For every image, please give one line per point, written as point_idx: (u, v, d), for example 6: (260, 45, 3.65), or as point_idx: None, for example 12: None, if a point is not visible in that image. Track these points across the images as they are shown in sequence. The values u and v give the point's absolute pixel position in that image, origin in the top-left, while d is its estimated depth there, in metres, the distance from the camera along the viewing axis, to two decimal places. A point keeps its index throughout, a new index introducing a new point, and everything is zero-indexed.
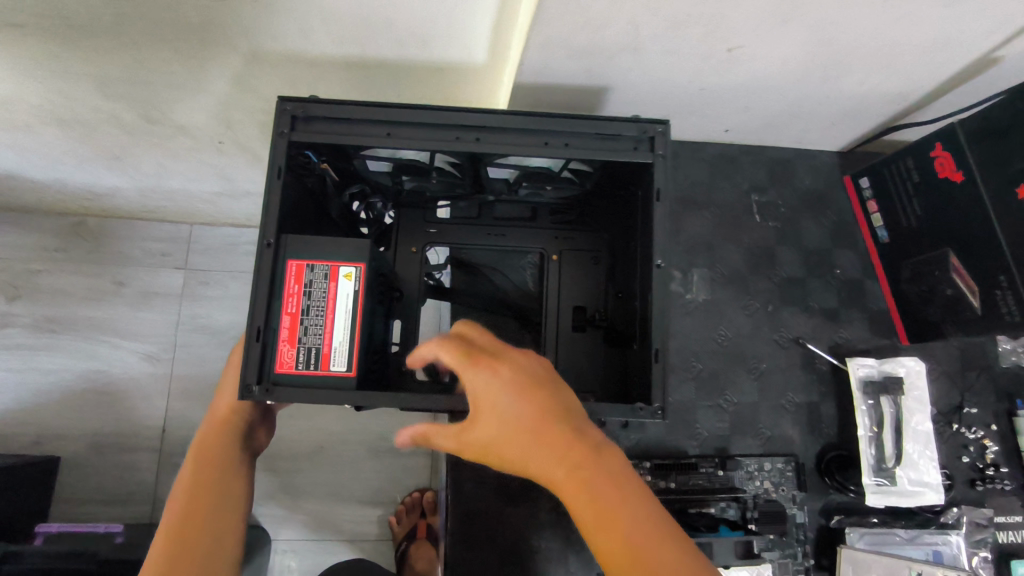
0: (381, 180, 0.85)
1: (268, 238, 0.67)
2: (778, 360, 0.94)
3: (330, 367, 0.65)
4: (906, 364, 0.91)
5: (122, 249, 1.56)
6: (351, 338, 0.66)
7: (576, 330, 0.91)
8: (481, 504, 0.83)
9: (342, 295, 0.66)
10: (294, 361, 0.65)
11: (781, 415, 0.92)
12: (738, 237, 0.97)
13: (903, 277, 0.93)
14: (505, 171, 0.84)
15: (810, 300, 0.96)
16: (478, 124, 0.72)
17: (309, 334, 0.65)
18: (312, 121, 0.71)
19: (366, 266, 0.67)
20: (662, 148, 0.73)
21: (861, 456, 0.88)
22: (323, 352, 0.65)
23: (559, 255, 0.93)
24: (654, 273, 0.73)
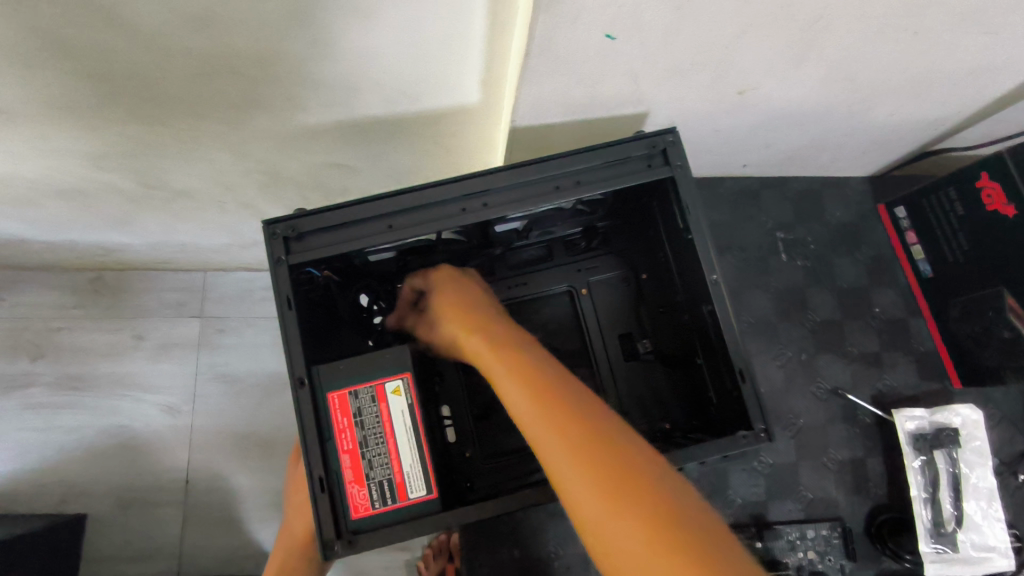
0: (385, 266, 0.78)
1: (300, 375, 0.61)
2: (817, 415, 0.85)
3: (409, 496, 0.60)
4: (962, 412, 0.82)
5: (138, 299, 1.49)
6: (420, 455, 0.61)
7: (630, 361, 0.83)
8: None
9: (396, 413, 0.62)
10: (369, 502, 0.60)
11: (825, 475, 0.84)
12: (765, 280, 0.90)
13: (952, 316, 0.84)
14: (514, 224, 0.77)
15: (849, 344, 0.88)
16: (483, 189, 0.66)
17: (375, 468, 0.61)
18: (307, 236, 0.66)
19: (412, 374, 0.63)
20: (678, 158, 0.67)
21: (916, 519, 0.80)
22: (396, 481, 0.60)
23: (589, 286, 0.86)
24: (711, 290, 0.66)
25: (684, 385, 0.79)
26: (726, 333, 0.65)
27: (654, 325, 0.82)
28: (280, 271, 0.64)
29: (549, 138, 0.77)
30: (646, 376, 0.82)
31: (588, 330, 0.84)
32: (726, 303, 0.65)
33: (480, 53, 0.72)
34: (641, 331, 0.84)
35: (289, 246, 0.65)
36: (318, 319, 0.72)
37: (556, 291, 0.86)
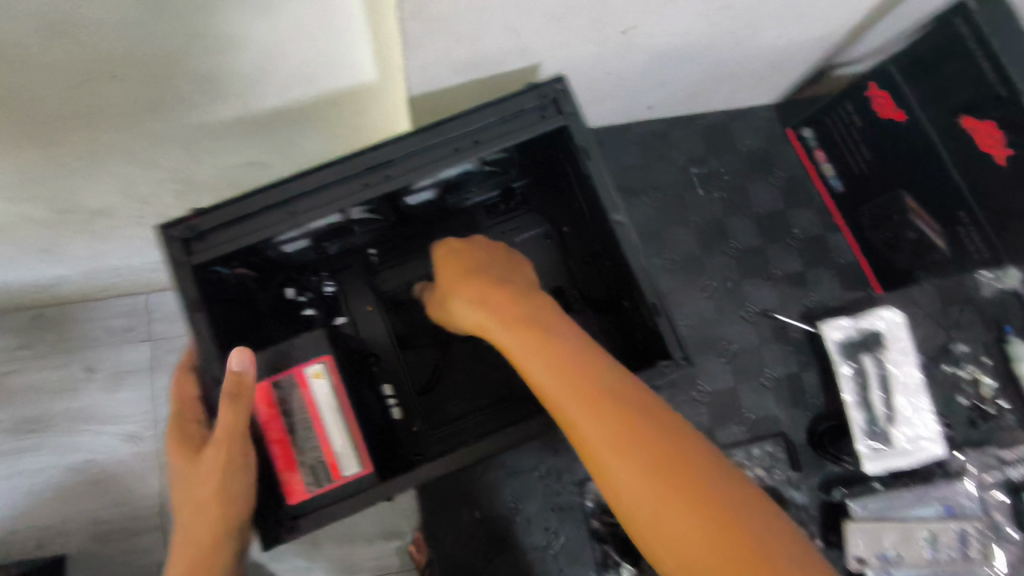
0: (303, 256, 0.77)
1: (217, 373, 0.60)
2: (749, 338, 0.88)
3: (343, 474, 0.61)
4: (884, 317, 0.86)
5: (82, 330, 1.41)
6: (350, 434, 0.62)
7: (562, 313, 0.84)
8: (466, 556, 0.78)
9: (321, 395, 0.62)
10: (304, 486, 0.60)
11: (765, 395, 0.87)
12: (687, 216, 0.92)
13: (865, 225, 0.87)
14: (427, 193, 0.75)
15: (773, 267, 0.91)
16: (381, 162, 0.65)
17: (306, 451, 0.60)
18: (207, 235, 0.64)
19: (332, 357, 0.62)
20: (570, 106, 0.67)
21: (851, 423, 0.83)
22: (329, 462, 0.61)
23: (513, 247, 0.87)
24: (618, 231, 0.67)
25: (616, 328, 0.81)
26: (637, 270, 0.66)
27: (582, 274, 0.84)
28: (182, 274, 0.62)
29: (448, 102, 0.76)
30: (580, 324, 0.83)
31: None
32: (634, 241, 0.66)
33: (362, 20, 0.70)
34: (570, 282, 0.85)
35: (190, 247, 0.63)
36: (237, 319, 0.71)
37: None
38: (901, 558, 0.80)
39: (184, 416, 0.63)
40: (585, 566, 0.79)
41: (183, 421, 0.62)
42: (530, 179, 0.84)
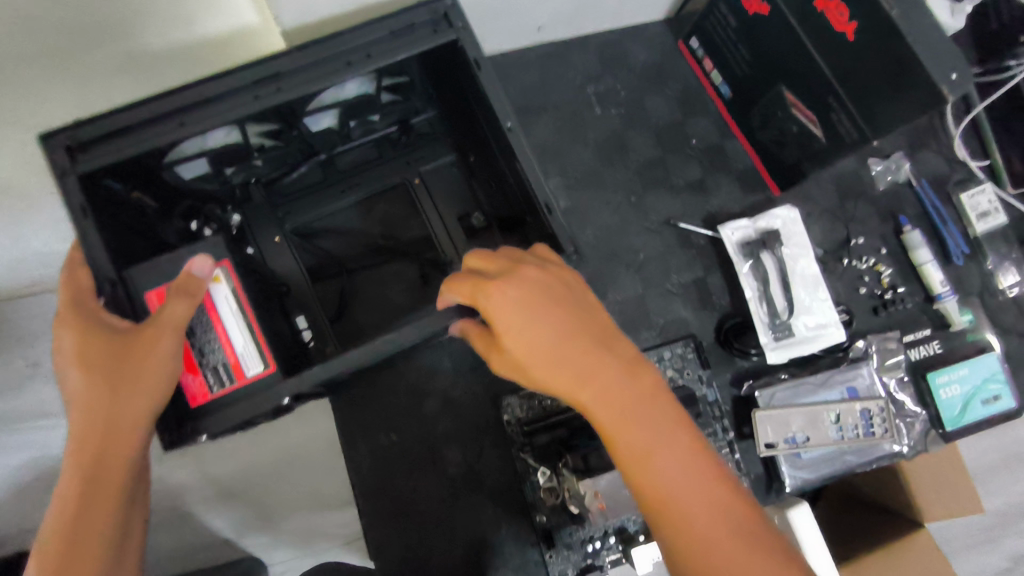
0: (205, 183, 0.75)
1: (108, 277, 0.59)
2: (655, 247, 0.91)
3: (246, 374, 0.60)
4: (779, 215, 0.89)
5: (16, 329, 1.09)
6: (251, 334, 0.60)
7: (470, 236, 0.86)
8: (385, 474, 0.82)
9: (220, 298, 0.61)
10: (207, 387, 0.60)
11: (673, 300, 0.90)
12: (585, 133, 0.93)
13: (755, 126, 0.89)
14: (325, 116, 0.74)
15: (673, 177, 0.93)
16: (272, 74, 0.62)
17: (207, 353, 0.60)
18: (91, 145, 0.61)
19: (231, 262, 0.62)
20: (459, 19, 0.64)
21: (754, 317, 0.87)
22: (231, 363, 0.60)
23: (421, 176, 0.87)
24: (509, 138, 0.65)
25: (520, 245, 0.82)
26: (529, 176, 0.65)
27: (484, 196, 0.85)
28: (68, 183, 0.59)
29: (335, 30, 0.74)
30: (489, 243, 0.85)
31: (425, 217, 0.86)
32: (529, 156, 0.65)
33: None
34: (472, 206, 0.87)
35: (75, 155, 0.60)
36: (139, 244, 0.69)
37: (390, 185, 0.87)
38: (808, 441, 0.83)
39: (79, 299, 0.58)
40: (506, 473, 0.83)
41: (79, 305, 0.58)
42: (437, 110, 0.83)
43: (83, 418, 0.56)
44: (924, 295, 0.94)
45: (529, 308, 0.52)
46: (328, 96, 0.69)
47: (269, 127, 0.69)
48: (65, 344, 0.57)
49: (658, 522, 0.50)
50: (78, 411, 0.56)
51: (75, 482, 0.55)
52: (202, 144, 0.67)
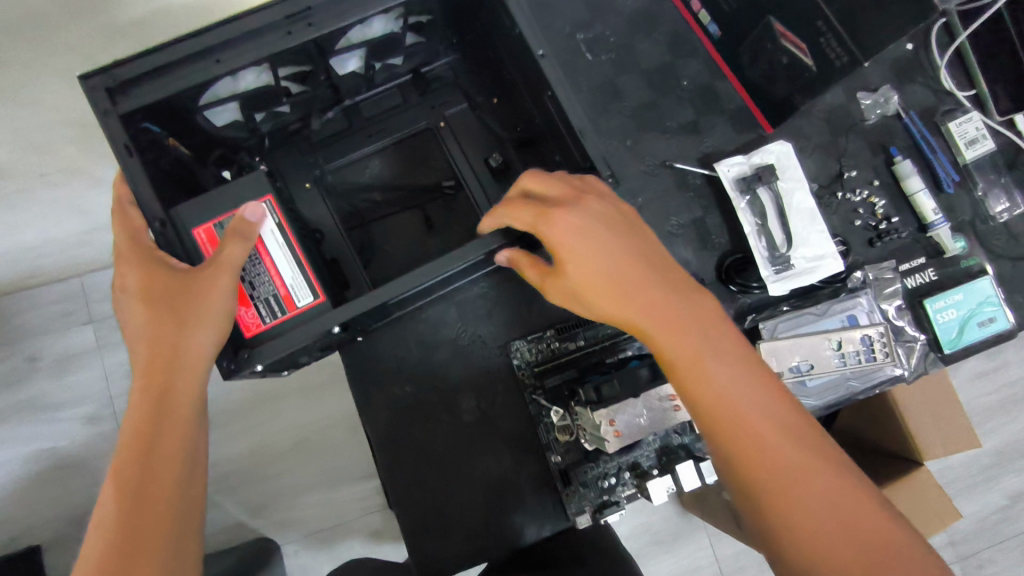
0: (234, 131, 0.78)
1: (157, 217, 0.61)
2: (652, 189, 0.91)
3: (297, 304, 0.61)
4: (773, 150, 0.90)
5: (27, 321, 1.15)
6: (299, 265, 0.62)
7: (496, 176, 0.86)
8: (400, 426, 0.81)
9: (266, 233, 0.62)
10: (259, 319, 0.61)
11: (674, 242, 0.90)
12: (577, 81, 0.93)
13: (745, 63, 0.90)
14: (353, 60, 0.77)
15: (667, 119, 0.93)
16: (304, 9, 0.66)
17: (257, 286, 0.61)
18: (131, 87, 0.64)
19: (275, 197, 0.63)
20: None
21: (754, 252, 0.88)
22: (281, 294, 0.61)
23: (446, 121, 0.87)
24: (541, 66, 0.68)
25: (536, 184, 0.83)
26: (558, 98, 0.68)
27: (502, 137, 0.86)
28: (111, 122, 0.62)
29: None
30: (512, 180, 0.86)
31: (451, 159, 0.87)
32: (559, 75, 0.68)
33: None
34: (493, 147, 0.87)
35: (115, 98, 0.63)
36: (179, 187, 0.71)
37: (416, 130, 0.87)
38: (809, 369, 0.85)
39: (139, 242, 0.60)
40: (519, 419, 0.83)
41: (140, 248, 0.60)
42: (459, 55, 0.86)
43: (149, 353, 0.58)
44: (918, 225, 0.95)
45: (585, 234, 0.60)
46: (355, 34, 0.72)
47: (298, 68, 0.73)
48: (130, 283, 0.59)
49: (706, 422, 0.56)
50: (143, 346, 0.58)
51: (146, 413, 0.57)
52: (232, 86, 0.70)
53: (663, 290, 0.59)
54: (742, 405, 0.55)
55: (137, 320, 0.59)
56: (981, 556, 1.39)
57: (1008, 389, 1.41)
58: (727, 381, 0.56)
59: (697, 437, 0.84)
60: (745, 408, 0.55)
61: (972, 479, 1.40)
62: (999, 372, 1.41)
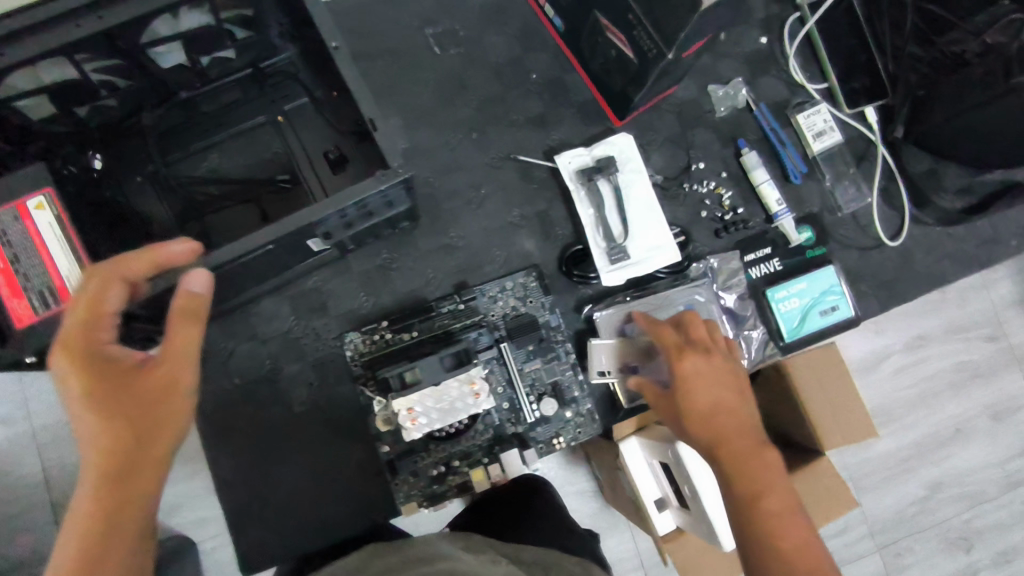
0: (52, 124, 0.77)
1: None
2: (496, 181, 0.93)
3: (72, 297, 0.62)
4: (614, 143, 0.91)
5: None
6: (75, 258, 0.63)
7: (335, 171, 0.86)
8: (230, 414, 0.84)
9: (43, 226, 0.63)
10: (32, 310, 0.62)
11: (516, 233, 0.92)
12: (423, 74, 0.93)
13: (587, 57, 0.91)
14: (173, 55, 0.78)
15: (513, 113, 0.94)
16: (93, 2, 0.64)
17: (31, 278, 0.62)
18: None
19: (54, 190, 0.63)
20: None
21: (591, 244, 0.89)
22: (56, 286, 0.62)
23: (285, 115, 0.87)
24: (335, 58, 0.68)
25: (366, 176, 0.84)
26: (354, 91, 0.68)
27: (337, 132, 0.86)
28: None
29: None
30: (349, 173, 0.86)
31: (289, 152, 0.87)
32: (351, 69, 0.68)
33: None
34: (333, 141, 0.86)
35: None
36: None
37: (255, 124, 0.88)
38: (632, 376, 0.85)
39: (90, 300, 0.53)
40: (353, 409, 0.85)
41: (92, 307, 0.53)
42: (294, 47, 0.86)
43: (97, 457, 0.51)
44: (765, 215, 0.97)
45: (711, 377, 0.69)
46: (161, 27, 0.71)
47: (107, 61, 0.72)
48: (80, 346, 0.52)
49: (782, 554, 0.58)
50: (92, 449, 0.51)
51: (91, 523, 0.49)
52: (33, 79, 0.69)
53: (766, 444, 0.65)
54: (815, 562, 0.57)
55: (84, 420, 0.52)
56: (899, 545, 1.18)
57: (928, 382, 1.21)
58: (791, 537, 0.59)
59: (530, 425, 0.86)
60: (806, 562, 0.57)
61: (886, 470, 1.20)
62: (918, 367, 1.20)
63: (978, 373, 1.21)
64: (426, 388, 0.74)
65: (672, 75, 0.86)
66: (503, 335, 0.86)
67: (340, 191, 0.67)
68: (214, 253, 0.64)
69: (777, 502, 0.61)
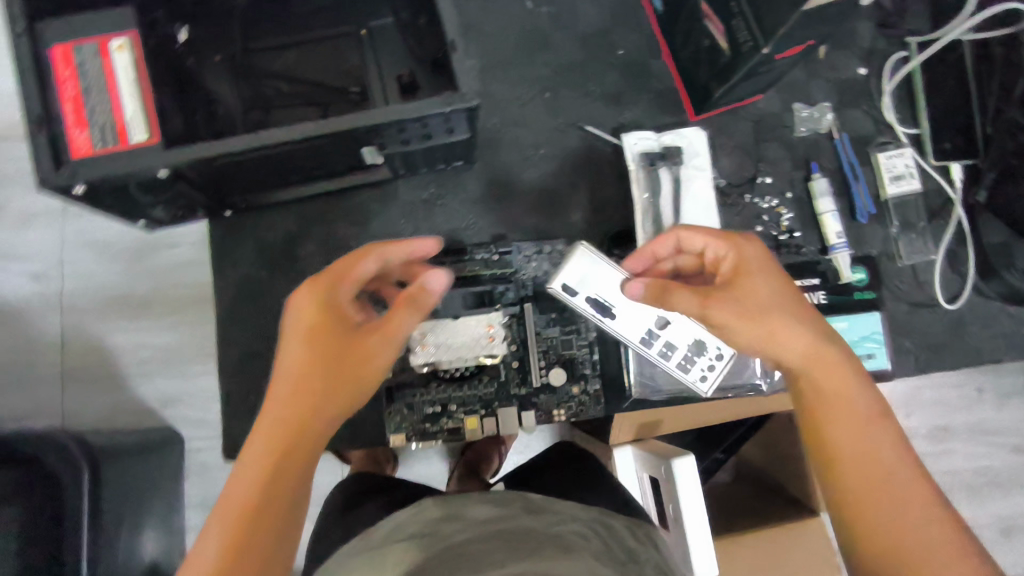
0: None
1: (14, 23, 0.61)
2: (558, 145, 0.92)
3: (130, 140, 0.63)
4: (684, 134, 0.89)
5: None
6: (142, 103, 0.64)
7: (405, 96, 0.86)
8: (250, 303, 0.85)
9: (119, 67, 0.65)
10: (90, 143, 0.62)
11: (565, 201, 0.91)
12: (511, 24, 0.93)
13: (679, 43, 0.89)
14: None
15: (591, 83, 0.93)
16: None
17: (97, 112, 0.63)
18: None
19: (138, 36, 0.65)
20: None
21: (638, 229, 0.87)
22: (118, 125, 0.63)
23: (369, 31, 0.88)
24: None
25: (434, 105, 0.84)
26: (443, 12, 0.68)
27: (417, 58, 0.86)
28: None
29: None
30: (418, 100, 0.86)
31: (365, 67, 0.88)
32: None
33: None
34: (409, 66, 0.87)
35: None
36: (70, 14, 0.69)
37: (339, 34, 0.88)
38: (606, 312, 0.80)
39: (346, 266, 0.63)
40: None
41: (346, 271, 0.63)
42: None
43: (299, 392, 0.56)
44: (820, 245, 0.94)
45: (772, 272, 0.64)
46: None
47: None
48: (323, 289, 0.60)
49: (840, 447, 0.55)
50: (297, 378, 0.57)
51: (279, 446, 0.53)
52: None
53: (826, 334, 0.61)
54: (891, 446, 0.54)
55: (300, 352, 0.57)
56: None
57: (946, 476, 1.17)
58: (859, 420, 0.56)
59: (534, 390, 0.85)
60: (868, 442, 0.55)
61: None
62: (936, 460, 1.17)
63: (997, 482, 1.17)
64: (441, 318, 0.77)
65: (758, 79, 0.84)
66: (528, 296, 0.86)
67: (399, 104, 0.66)
68: (270, 131, 0.64)
69: (859, 393, 0.58)
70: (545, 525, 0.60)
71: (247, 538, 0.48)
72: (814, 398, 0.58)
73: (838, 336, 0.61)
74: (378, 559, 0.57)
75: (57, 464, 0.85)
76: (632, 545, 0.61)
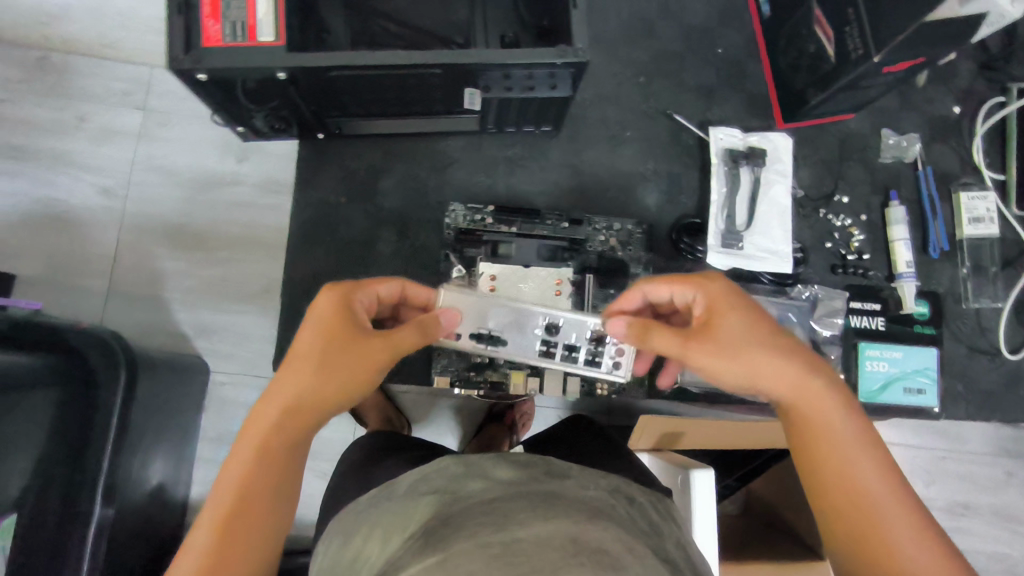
0: None
1: None
2: (643, 129, 0.93)
3: (257, 39, 0.66)
4: (770, 138, 0.90)
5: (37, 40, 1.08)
6: (273, 6, 0.66)
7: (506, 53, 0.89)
8: (324, 227, 0.88)
9: None
10: (220, 36, 0.66)
11: (641, 183, 0.92)
12: (618, 5, 0.95)
13: (781, 48, 0.90)
14: None
15: (685, 75, 0.94)
16: None
17: (232, 9, 0.65)
18: None
19: None
20: None
21: (711, 222, 0.88)
22: (249, 24, 0.66)
23: None
24: None
25: None
26: None
27: (524, 20, 0.88)
28: None
29: None
30: None
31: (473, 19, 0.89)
32: None
33: None
34: (515, 28, 0.89)
35: None
36: None
37: None
38: (550, 334, 0.70)
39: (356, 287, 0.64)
40: (430, 270, 0.88)
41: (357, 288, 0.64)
42: None
43: (291, 396, 0.58)
44: (888, 272, 0.93)
45: (745, 311, 0.61)
46: None
47: None
48: (336, 305, 0.61)
49: (827, 475, 0.55)
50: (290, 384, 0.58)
51: (265, 441, 0.56)
52: None
53: (810, 366, 0.59)
54: (880, 482, 0.53)
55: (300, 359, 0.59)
56: None
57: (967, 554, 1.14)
58: (852, 456, 0.55)
59: None
60: (856, 485, 0.54)
61: None
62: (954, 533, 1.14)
63: (1013, 570, 1.14)
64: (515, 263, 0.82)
65: (855, 95, 0.84)
66: (590, 269, 0.85)
67: (510, 49, 0.69)
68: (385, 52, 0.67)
69: (843, 425, 0.56)
70: (568, 487, 0.48)
71: (232, 525, 0.53)
72: (805, 434, 0.57)
73: (822, 360, 0.60)
74: (402, 515, 0.48)
75: (97, 362, 0.79)
76: (654, 519, 0.51)
